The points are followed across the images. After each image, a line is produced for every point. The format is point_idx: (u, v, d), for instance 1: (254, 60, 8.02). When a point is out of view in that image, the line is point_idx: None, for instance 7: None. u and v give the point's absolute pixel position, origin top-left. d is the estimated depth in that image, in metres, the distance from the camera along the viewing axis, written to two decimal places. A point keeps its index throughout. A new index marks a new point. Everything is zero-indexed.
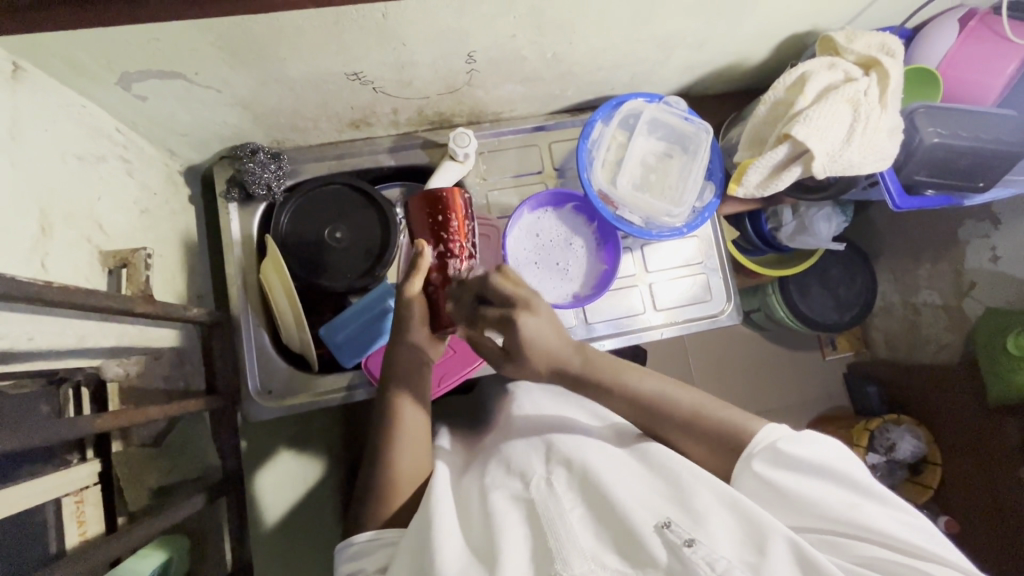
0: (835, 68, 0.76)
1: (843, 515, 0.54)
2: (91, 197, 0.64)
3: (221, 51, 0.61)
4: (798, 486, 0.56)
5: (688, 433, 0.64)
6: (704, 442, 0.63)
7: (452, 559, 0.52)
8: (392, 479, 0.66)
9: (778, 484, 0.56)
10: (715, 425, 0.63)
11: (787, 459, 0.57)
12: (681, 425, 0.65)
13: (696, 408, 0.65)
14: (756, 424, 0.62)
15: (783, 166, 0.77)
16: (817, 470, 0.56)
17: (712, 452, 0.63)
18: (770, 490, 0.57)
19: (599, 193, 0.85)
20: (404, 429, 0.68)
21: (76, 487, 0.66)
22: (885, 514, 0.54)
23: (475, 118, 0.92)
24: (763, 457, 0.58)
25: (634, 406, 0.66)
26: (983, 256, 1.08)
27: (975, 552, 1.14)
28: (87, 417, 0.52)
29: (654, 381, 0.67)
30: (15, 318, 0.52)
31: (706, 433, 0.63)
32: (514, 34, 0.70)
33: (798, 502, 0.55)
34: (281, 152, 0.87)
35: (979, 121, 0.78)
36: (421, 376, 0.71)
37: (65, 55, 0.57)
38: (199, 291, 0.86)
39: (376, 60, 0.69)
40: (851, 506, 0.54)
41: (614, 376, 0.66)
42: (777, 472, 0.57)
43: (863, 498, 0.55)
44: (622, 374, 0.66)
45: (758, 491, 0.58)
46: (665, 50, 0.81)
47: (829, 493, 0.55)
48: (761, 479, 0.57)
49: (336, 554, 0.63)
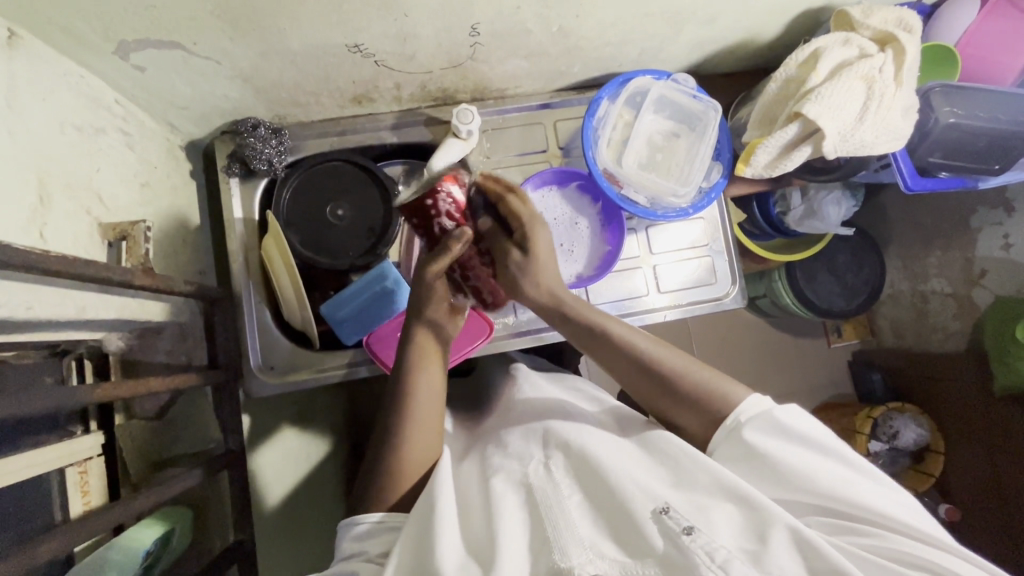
0: (850, 44, 0.73)
1: (834, 490, 0.53)
2: (90, 169, 0.63)
3: (219, 20, 0.60)
4: (794, 460, 0.55)
5: (669, 393, 0.65)
6: (693, 410, 0.63)
7: (453, 552, 0.52)
8: (398, 458, 0.65)
9: (770, 455, 0.56)
10: (694, 387, 0.64)
11: (780, 429, 0.57)
12: (666, 385, 0.65)
13: (683, 369, 0.66)
14: (740, 395, 0.62)
15: (793, 146, 0.75)
16: (808, 444, 0.56)
17: (699, 415, 0.63)
18: (761, 457, 0.56)
19: (604, 172, 0.84)
20: (415, 401, 0.68)
21: (78, 459, 0.66)
22: (880, 493, 0.53)
23: (479, 94, 0.90)
24: (756, 427, 0.58)
25: (616, 358, 0.69)
26: (995, 243, 1.06)
27: (974, 540, 1.14)
28: (87, 386, 0.51)
29: (646, 342, 0.68)
30: (14, 287, 0.52)
31: (687, 395, 0.64)
32: (520, 6, 0.68)
33: (792, 474, 0.55)
34: (283, 128, 0.86)
35: (997, 101, 0.75)
36: (436, 349, 0.72)
37: (62, 22, 0.56)
38: (201, 267, 0.86)
39: (377, 32, 0.68)
40: (844, 482, 0.54)
41: (602, 322, 0.70)
42: (770, 441, 0.57)
43: (857, 475, 0.55)
44: (611, 323, 0.70)
45: (748, 461, 0.58)
46: (675, 25, 0.79)
47: (821, 468, 0.55)
48: (751, 446, 0.57)
49: (341, 529, 0.62)
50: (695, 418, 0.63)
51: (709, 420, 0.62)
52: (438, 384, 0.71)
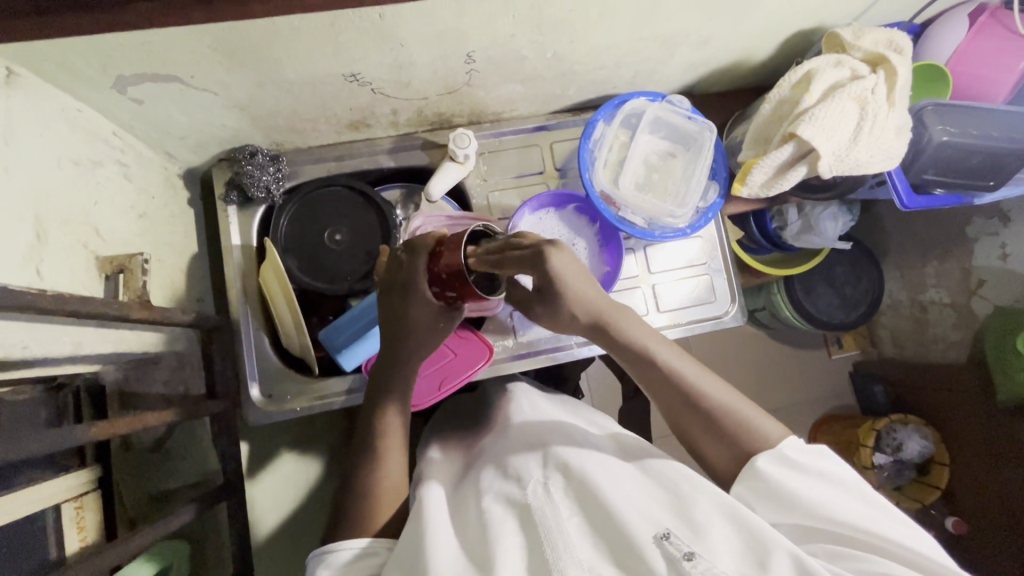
0: (841, 66, 0.74)
1: (852, 521, 0.52)
2: (88, 202, 0.63)
3: (217, 53, 0.61)
4: (808, 490, 0.54)
5: (703, 423, 0.63)
6: (718, 438, 0.62)
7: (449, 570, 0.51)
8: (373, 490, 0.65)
9: (786, 486, 0.55)
10: (729, 417, 0.62)
11: (794, 463, 0.57)
12: (705, 419, 0.62)
13: (727, 404, 0.62)
14: (773, 435, 0.60)
15: (788, 166, 0.76)
16: (823, 477, 0.56)
17: (725, 447, 0.61)
18: (777, 488, 0.55)
19: (600, 194, 0.84)
20: (386, 427, 0.69)
21: (75, 493, 0.66)
22: (898, 528, 0.52)
23: (475, 118, 0.91)
24: (772, 456, 0.57)
25: (657, 379, 0.65)
26: (992, 253, 1.06)
27: (982, 553, 1.13)
28: (83, 425, 0.51)
29: (693, 370, 0.65)
30: (11, 327, 0.52)
31: (723, 428, 0.61)
32: (515, 34, 0.69)
33: (809, 505, 0.54)
34: (280, 154, 0.86)
35: (989, 118, 0.76)
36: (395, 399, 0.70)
37: (61, 60, 0.56)
38: (199, 295, 0.86)
39: (374, 61, 0.68)
40: (862, 515, 0.53)
41: (645, 344, 0.65)
42: (783, 470, 0.56)
43: (874, 509, 0.54)
44: (653, 344, 0.66)
45: (763, 490, 0.56)
46: (668, 49, 0.80)
47: (837, 500, 0.54)
48: (765, 476, 0.56)
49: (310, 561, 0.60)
50: (722, 450, 0.61)
51: (735, 453, 0.60)
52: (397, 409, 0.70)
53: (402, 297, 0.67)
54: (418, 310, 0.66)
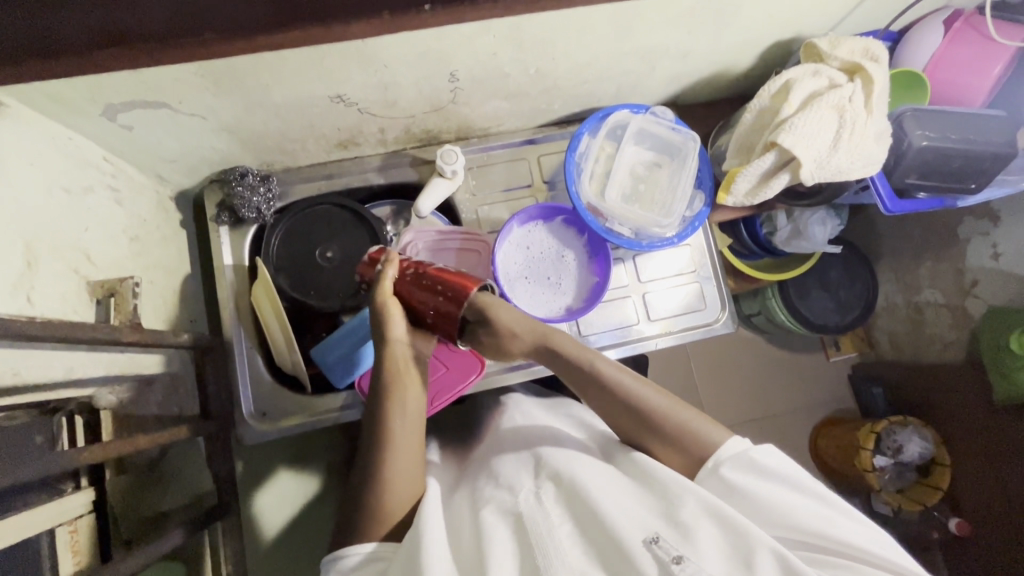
0: (819, 75, 0.75)
1: (816, 526, 0.53)
2: (78, 228, 0.64)
3: (203, 80, 0.62)
4: (771, 497, 0.55)
5: (652, 430, 0.63)
6: (672, 445, 0.62)
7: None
8: (385, 495, 0.62)
9: (750, 494, 0.55)
10: (671, 425, 0.62)
11: (757, 468, 0.57)
12: (655, 428, 0.63)
13: (669, 410, 0.63)
14: (720, 435, 0.61)
15: (771, 174, 0.76)
16: (786, 482, 0.56)
17: (680, 452, 0.61)
18: (739, 495, 0.56)
19: (587, 206, 0.85)
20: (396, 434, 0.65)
21: (68, 517, 0.66)
22: (856, 527, 0.53)
23: (462, 134, 0.92)
24: (732, 463, 0.58)
25: (600, 393, 0.67)
26: (984, 253, 1.07)
27: (987, 556, 1.12)
28: (74, 450, 0.51)
29: (631, 380, 0.67)
30: (3, 355, 0.53)
31: (666, 431, 0.62)
32: (496, 52, 0.70)
33: (771, 511, 0.54)
34: (270, 175, 0.87)
35: (965, 122, 0.77)
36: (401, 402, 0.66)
37: (51, 92, 0.57)
38: (192, 315, 0.87)
39: (358, 83, 0.70)
40: (824, 519, 0.53)
41: (583, 360, 0.69)
42: (746, 478, 0.56)
43: (834, 512, 0.54)
44: (590, 358, 0.69)
45: (726, 497, 0.57)
46: (649, 63, 0.81)
47: (799, 504, 0.54)
48: (727, 483, 0.57)
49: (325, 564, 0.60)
50: (675, 455, 0.62)
51: (689, 456, 0.61)
52: (415, 398, 0.67)
53: (378, 321, 0.68)
54: (396, 322, 0.67)
